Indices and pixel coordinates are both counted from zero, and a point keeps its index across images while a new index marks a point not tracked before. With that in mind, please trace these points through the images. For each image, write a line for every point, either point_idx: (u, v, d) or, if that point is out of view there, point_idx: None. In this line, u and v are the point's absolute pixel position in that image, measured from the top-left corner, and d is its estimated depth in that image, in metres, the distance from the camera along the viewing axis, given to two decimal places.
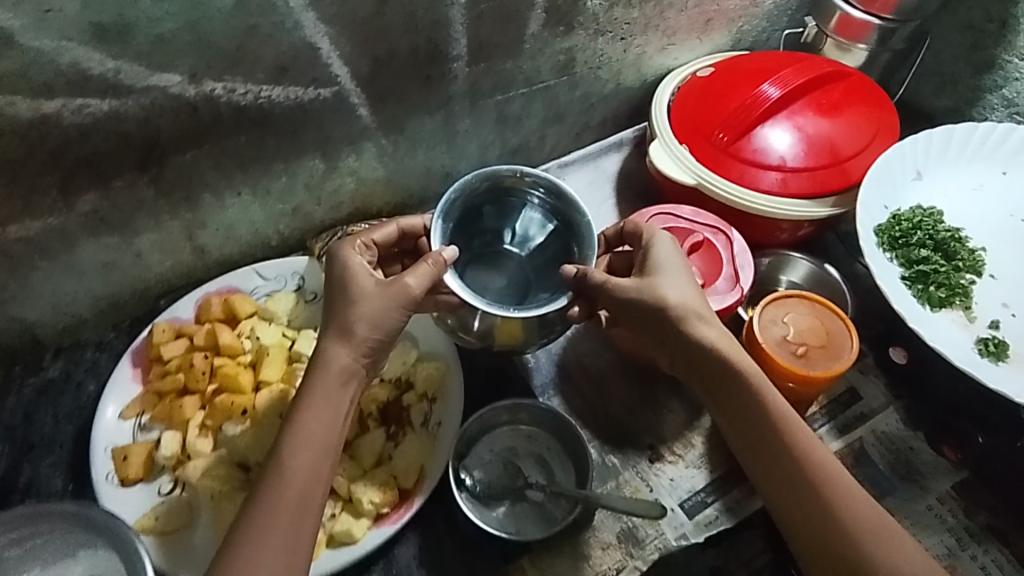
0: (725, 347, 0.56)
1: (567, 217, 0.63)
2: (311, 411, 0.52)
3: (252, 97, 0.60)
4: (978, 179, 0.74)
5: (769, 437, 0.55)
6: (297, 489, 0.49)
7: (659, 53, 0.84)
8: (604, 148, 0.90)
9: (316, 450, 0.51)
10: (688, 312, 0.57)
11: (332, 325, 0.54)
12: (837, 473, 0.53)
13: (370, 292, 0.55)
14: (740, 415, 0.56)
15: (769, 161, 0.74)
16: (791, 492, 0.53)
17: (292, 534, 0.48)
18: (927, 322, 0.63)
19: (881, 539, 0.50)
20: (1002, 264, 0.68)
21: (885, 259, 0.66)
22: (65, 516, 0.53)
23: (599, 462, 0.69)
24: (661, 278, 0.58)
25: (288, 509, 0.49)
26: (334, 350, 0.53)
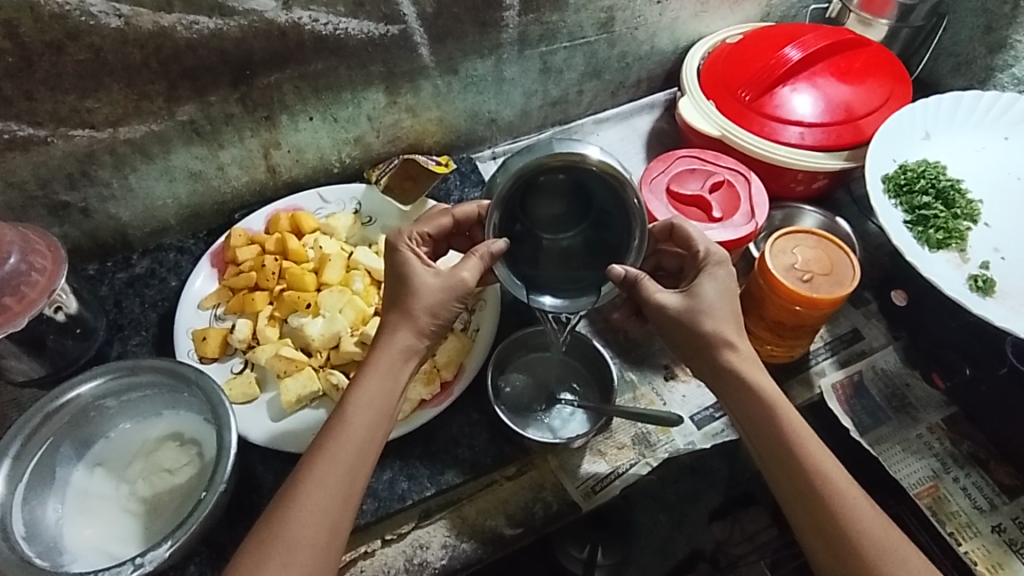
0: (748, 370, 0.58)
1: (627, 209, 0.60)
2: (367, 381, 0.57)
3: (332, 27, 0.68)
4: (982, 142, 0.80)
5: (783, 458, 0.56)
6: (328, 490, 0.53)
7: (692, 19, 0.92)
8: (638, 108, 0.98)
9: (377, 411, 0.56)
10: (718, 336, 0.58)
11: (393, 311, 0.59)
12: (851, 498, 0.55)
13: (430, 283, 0.59)
14: (757, 432, 0.58)
15: (789, 116, 0.81)
16: (801, 510, 0.56)
17: (351, 484, 0.54)
18: (924, 259, 0.70)
19: (887, 552, 0.53)
20: (997, 214, 0.75)
21: (889, 203, 0.73)
22: (158, 370, 0.61)
23: (618, 377, 0.76)
24: (698, 299, 0.59)
25: (349, 460, 0.55)
26: (397, 330, 0.58)
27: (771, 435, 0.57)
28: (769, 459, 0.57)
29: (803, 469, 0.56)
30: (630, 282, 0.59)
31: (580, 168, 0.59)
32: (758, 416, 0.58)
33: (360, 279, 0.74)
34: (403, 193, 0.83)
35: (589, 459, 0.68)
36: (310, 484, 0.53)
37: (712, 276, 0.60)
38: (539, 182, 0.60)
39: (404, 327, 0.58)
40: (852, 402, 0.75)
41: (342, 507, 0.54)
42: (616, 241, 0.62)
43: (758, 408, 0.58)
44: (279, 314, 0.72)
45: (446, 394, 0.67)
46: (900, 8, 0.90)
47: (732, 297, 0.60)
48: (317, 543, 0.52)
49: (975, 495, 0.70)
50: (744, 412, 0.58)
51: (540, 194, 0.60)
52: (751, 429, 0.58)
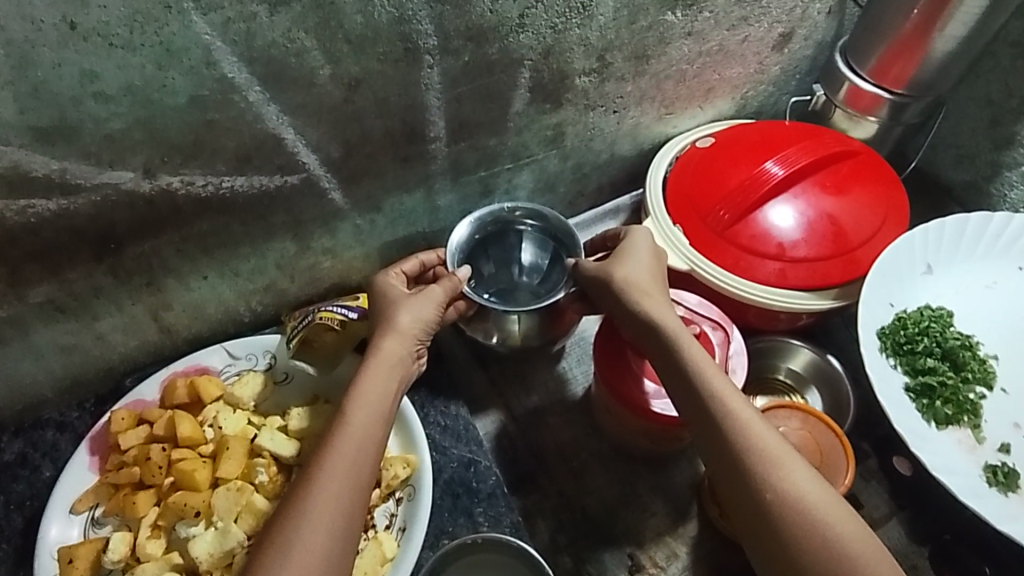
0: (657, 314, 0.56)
1: (554, 231, 0.73)
2: (382, 370, 0.55)
3: (213, 188, 0.57)
4: (992, 275, 0.68)
5: (695, 405, 0.51)
6: (352, 450, 0.50)
7: (657, 122, 0.80)
8: (601, 214, 0.87)
9: (386, 378, 0.55)
10: (629, 283, 0.58)
11: (379, 325, 0.59)
12: (796, 482, 0.47)
13: (404, 296, 0.60)
14: (669, 378, 0.54)
15: (767, 249, 0.70)
16: (720, 466, 0.49)
17: (361, 445, 0.50)
18: (931, 445, 0.58)
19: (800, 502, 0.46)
20: (1014, 375, 0.63)
21: (888, 367, 0.62)
22: None
23: (576, 574, 0.64)
24: (619, 260, 0.60)
25: (360, 426, 0.51)
26: (389, 340, 0.57)
27: (680, 373, 0.53)
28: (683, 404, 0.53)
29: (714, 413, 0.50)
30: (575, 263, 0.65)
31: (501, 229, 0.74)
32: (676, 376, 0.53)
33: (264, 470, 0.62)
34: (320, 347, 0.68)
35: None
36: (331, 464, 0.49)
37: (635, 238, 0.62)
38: (480, 259, 0.74)
39: (406, 326, 0.58)
40: None
41: (356, 460, 0.50)
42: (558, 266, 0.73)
43: (663, 350, 0.54)
44: (165, 522, 0.60)
45: None
46: (890, 106, 0.79)
47: (653, 260, 0.61)
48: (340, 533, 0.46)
49: None
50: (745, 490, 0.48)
51: (487, 261, 0.74)
52: (664, 376, 0.54)
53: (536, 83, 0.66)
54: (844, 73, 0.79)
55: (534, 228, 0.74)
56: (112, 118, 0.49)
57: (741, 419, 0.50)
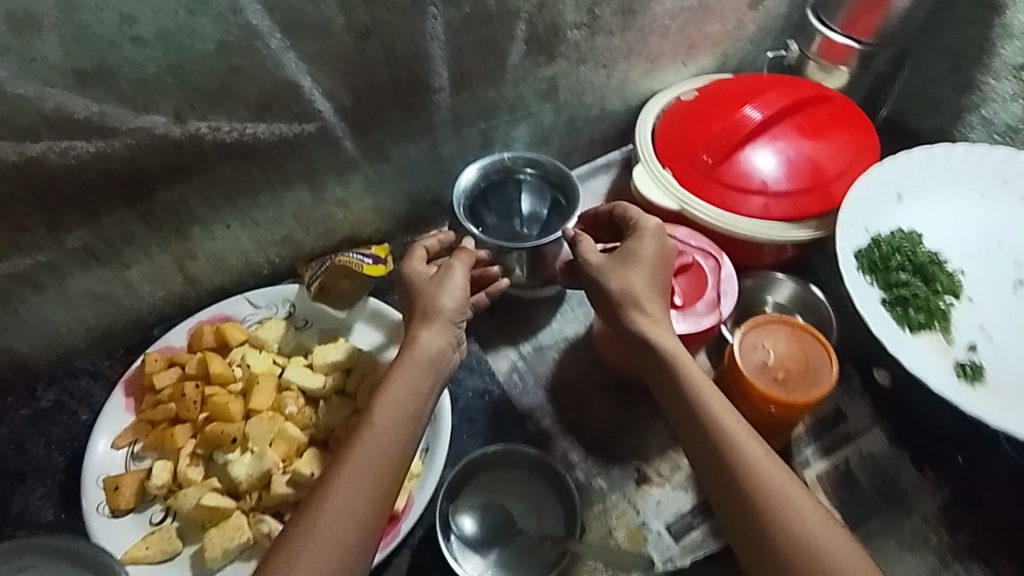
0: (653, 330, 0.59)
1: (551, 177, 0.79)
2: (406, 381, 0.56)
3: (236, 135, 0.61)
4: (958, 201, 0.74)
5: (691, 417, 0.55)
6: (373, 460, 0.52)
7: (644, 77, 0.86)
8: (593, 170, 0.92)
9: (409, 387, 0.56)
10: (626, 294, 0.61)
11: (415, 316, 0.61)
12: (779, 496, 0.50)
13: (426, 281, 0.63)
14: (668, 393, 0.58)
15: (751, 186, 0.75)
16: (710, 475, 0.53)
17: (381, 456, 0.52)
18: (907, 347, 0.64)
19: (779, 511, 0.50)
20: (979, 286, 0.69)
21: (864, 281, 0.67)
22: (79, 561, 0.53)
23: (586, 486, 0.69)
24: (623, 267, 0.62)
25: (380, 437, 0.53)
26: (425, 335, 0.59)
27: (675, 385, 0.57)
28: (679, 417, 0.57)
29: (705, 427, 0.54)
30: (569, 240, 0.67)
31: (502, 182, 0.79)
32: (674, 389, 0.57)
33: (292, 402, 0.67)
34: (336, 292, 0.74)
35: None
36: (347, 471, 0.51)
37: (640, 239, 0.64)
38: (483, 210, 0.78)
39: (432, 336, 0.59)
40: (840, 493, 0.69)
41: (375, 471, 0.52)
42: (556, 209, 0.78)
43: (659, 365, 0.58)
44: (203, 451, 0.64)
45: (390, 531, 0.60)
46: (859, 55, 0.85)
47: (660, 265, 0.63)
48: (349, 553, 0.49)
49: None
50: (733, 499, 0.52)
51: (491, 214, 0.78)
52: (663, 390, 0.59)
53: (532, 36, 0.71)
54: (816, 26, 0.85)
55: (531, 176, 0.79)
56: (146, 62, 0.53)
57: (739, 437, 0.53)
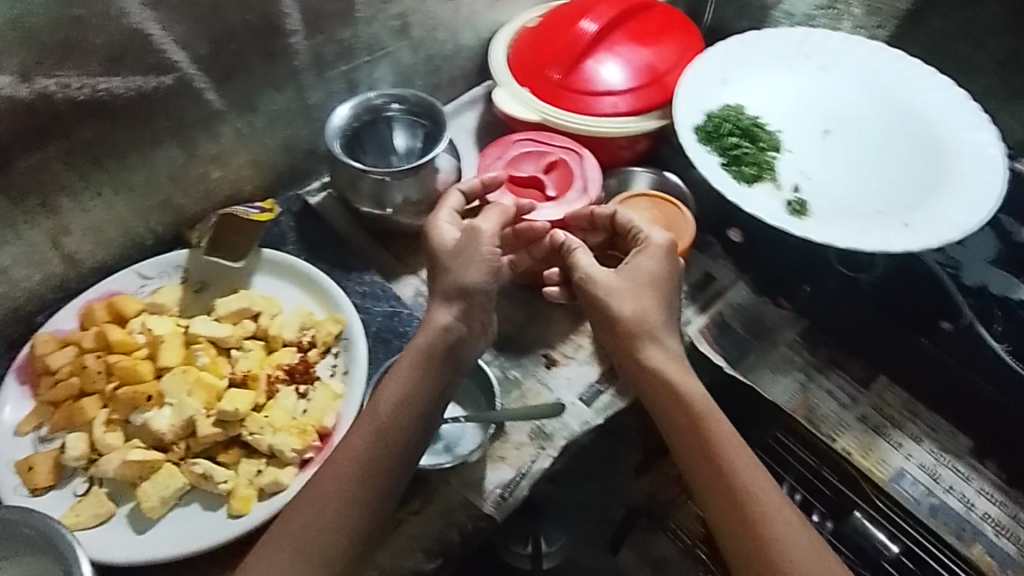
0: (621, 291, 0.63)
1: (418, 108, 0.83)
2: (408, 387, 0.59)
3: (91, 91, 0.61)
4: (772, 77, 0.86)
5: (653, 377, 0.61)
6: (355, 473, 0.56)
7: (489, 9, 0.92)
8: (460, 106, 0.95)
9: (397, 397, 0.59)
10: (602, 279, 0.64)
11: (437, 296, 0.63)
12: (729, 450, 0.57)
13: (451, 254, 0.64)
14: (625, 351, 0.62)
15: (599, 89, 0.84)
16: (669, 423, 0.59)
17: (363, 470, 0.56)
18: (744, 195, 0.75)
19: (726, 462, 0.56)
20: (798, 141, 0.81)
21: (702, 149, 0.78)
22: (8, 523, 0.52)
23: (501, 378, 0.75)
24: (611, 278, 0.64)
25: (365, 450, 0.57)
26: (431, 325, 0.61)
27: (632, 343, 0.62)
28: (635, 373, 0.62)
29: (672, 384, 0.60)
30: (564, 249, 0.68)
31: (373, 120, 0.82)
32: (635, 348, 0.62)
33: (204, 352, 0.67)
34: (228, 245, 0.75)
35: (492, 466, 0.68)
36: (325, 481, 0.56)
37: (643, 250, 0.65)
38: (361, 150, 0.81)
39: (440, 335, 0.60)
40: (718, 340, 0.79)
41: (358, 481, 0.56)
42: (429, 135, 0.82)
43: (617, 324, 0.63)
44: (118, 416, 0.64)
45: (326, 445, 0.63)
46: None
47: (656, 267, 0.64)
48: (329, 544, 0.54)
49: (839, 395, 0.77)
50: (689, 447, 0.58)
51: (369, 152, 0.81)
52: (620, 350, 0.63)
53: None
54: None
55: (400, 111, 0.82)
56: None
57: (694, 395, 0.59)
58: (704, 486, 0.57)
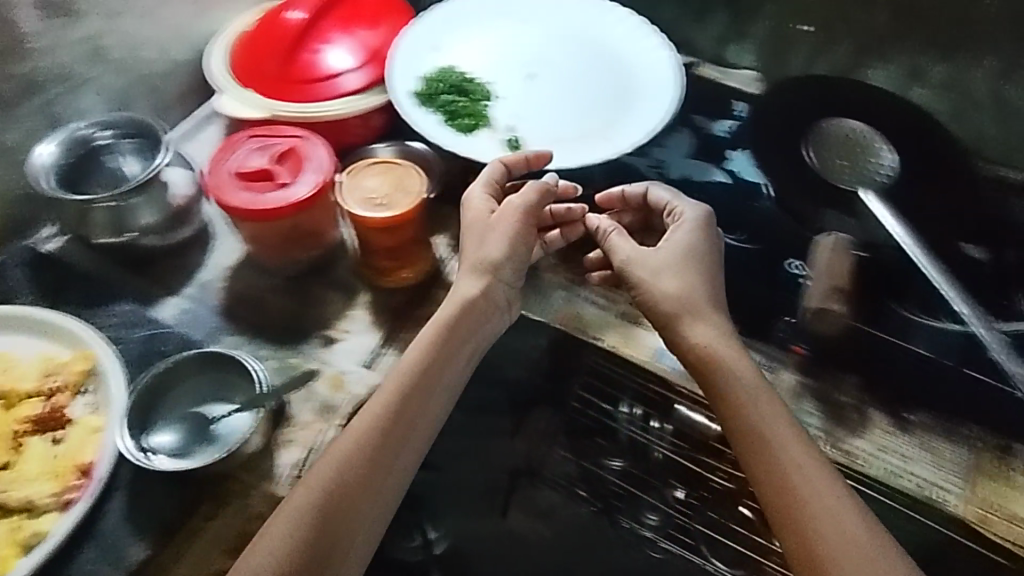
0: (714, 342, 0.67)
1: (129, 128, 0.83)
2: (435, 356, 0.68)
3: None
4: (479, 35, 0.92)
5: (722, 375, 0.65)
6: (365, 449, 0.63)
7: (197, 18, 0.94)
8: (202, 121, 0.94)
9: (406, 367, 0.67)
10: (680, 314, 0.69)
11: (469, 261, 0.75)
12: (782, 447, 0.61)
13: (493, 219, 0.75)
14: (686, 351, 0.68)
15: (319, 77, 0.87)
16: (728, 414, 0.64)
17: (377, 455, 0.63)
18: (461, 145, 0.81)
19: (764, 456, 0.61)
20: (509, 86, 0.87)
21: (420, 113, 0.83)
22: None
23: (280, 367, 0.77)
24: (664, 275, 0.71)
25: (375, 428, 0.64)
26: (463, 279, 0.74)
27: (700, 360, 0.67)
28: (703, 373, 0.67)
29: (731, 351, 0.67)
30: (599, 234, 0.77)
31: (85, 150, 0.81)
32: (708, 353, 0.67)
33: None
34: None
35: (283, 451, 0.69)
36: (328, 464, 0.62)
37: (679, 228, 0.74)
38: (78, 181, 0.79)
39: (466, 302, 0.72)
40: None
41: (365, 459, 0.62)
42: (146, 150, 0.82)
43: (701, 334, 0.68)
44: None
45: (87, 482, 0.65)
46: None
47: (697, 270, 0.71)
48: (333, 505, 0.60)
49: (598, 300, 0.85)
50: (749, 444, 0.62)
51: (87, 180, 0.80)
52: (712, 382, 0.66)
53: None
54: None
55: (111, 136, 0.82)
56: None
57: (744, 373, 0.65)
58: (754, 472, 0.61)
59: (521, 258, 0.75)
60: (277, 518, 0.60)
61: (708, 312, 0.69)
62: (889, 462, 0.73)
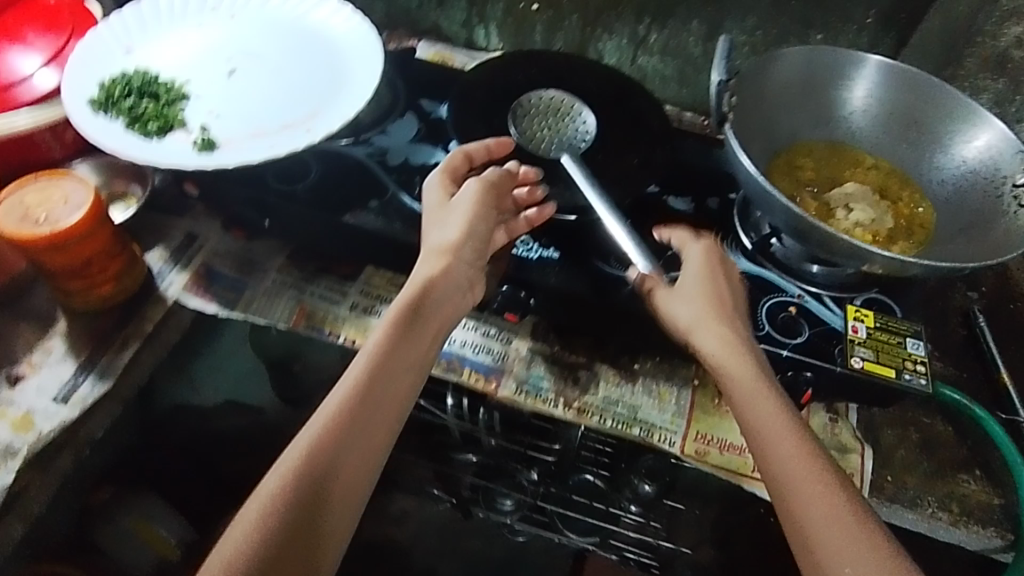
0: (727, 345, 0.66)
1: None
2: (399, 337, 0.67)
3: None
4: (180, 35, 0.89)
5: (738, 356, 0.65)
6: (314, 476, 0.59)
7: None
8: None
9: (365, 375, 0.64)
10: (691, 326, 0.68)
11: (430, 250, 0.72)
12: (766, 421, 0.62)
13: (453, 203, 0.75)
14: (695, 329, 0.68)
15: None
16: (733, 393, 0.64)
17: (318, 483, 0.59)
18: (148, 150, 0.76)
19: (773, 442, 0.60)
20: (204, 87, 0.85)
21: (101, 121, 0.77)
22: None
23: None
24: (693, 327, 0.68)
25: (317, 455, 0.60)
26: (425, 263, 0.72)
27: (727, 333, 0.67)
28: (717, 355, 0.66)
29: (733, 373, 0.65)
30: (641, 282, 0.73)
31: None
32: (705, 321, 0.68)
33: None
34: None
35: None
36: (277, 485, 0.58)
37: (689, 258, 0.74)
38: None
39: (430, 284, 0.70)
40: (206, 289, 0.85)
41: (315, 485, 0.59)
42: None
43: (712, 333, 0.67)
44: None
45: None
46: None
47: (718, 287, 0.70)
48: (271, 551, 0.56)
49: (330, 295, 0.86)
50: (756, 418, 0.62)
51: None
52: (706, 354, 0.67)
53: None
54: None
55: None
56: None
57: (750, 369, 0.65)
58: (767, 465, 0.60)
59: (484, 242, 0.74)
60: (250, 520, 0.57)
61: (688, 287, 0.71)
62: (616, 411, 0.80)
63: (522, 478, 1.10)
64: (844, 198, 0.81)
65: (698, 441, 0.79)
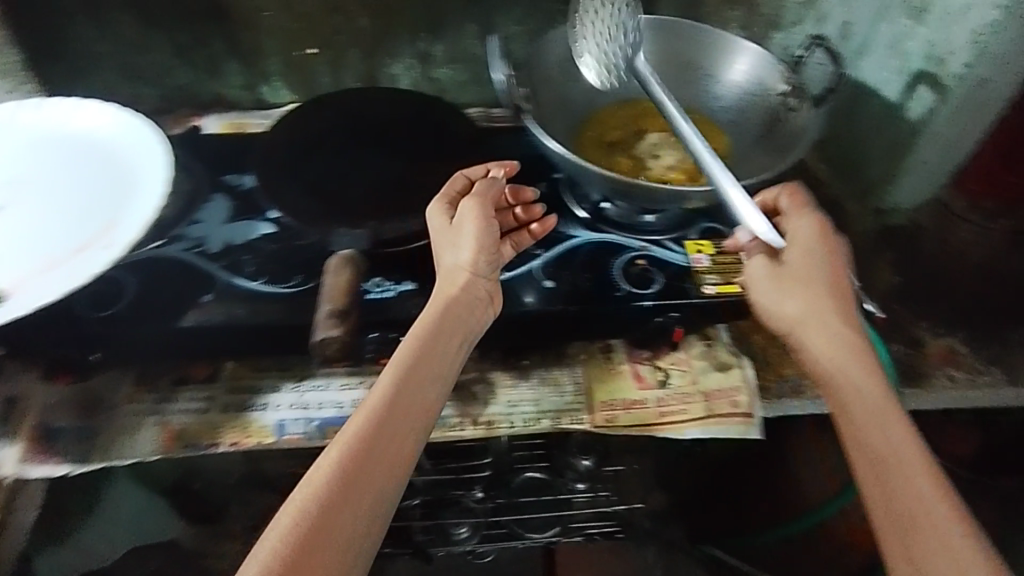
0: (815, 257, 0.67)
1: None
2: (433, 336, 0.63)
3: None
4: None
5: (834, 277, 0.65)
6: (360, 466, 0.52)
7: None
8: None
9: (407, 379, 0.59)
10: (786, 264, 0.67)
11: (444, 260, 0.72)
12: (844, 332, 0.62)
13: (460, 221, 0.73)
14: (806, 261, 0.66)
15: None
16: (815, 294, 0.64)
17: (363, 477, 0.52)
18: None
19: (856, 349, 0.60)
20: None
21: None
22: None
23: None
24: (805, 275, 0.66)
25: (361, 446, 0.53)
26: (450, 274, 0.70)
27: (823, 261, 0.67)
28: (804, 261, 0.66)
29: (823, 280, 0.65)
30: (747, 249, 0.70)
31: None
32: (813, 259, 0.66)
33: None
34: None
35: None
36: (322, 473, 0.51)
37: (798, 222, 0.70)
38: None
39: (453, 295, 0.68)
40: (47, 451, 0.75)
41: (361, 478, 0.52)
42: None
43: (805, 252, 0.67)
44: None
45: None
46: None
47: (829, 254, 0.67)
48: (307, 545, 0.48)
49: (191, 405, 0.79)
50: (834, 324, 0.62)
51: None
52: (807, 274, 0.65)
53: None
54: None
55: None
56: None
57: (840, 292, 0.65)
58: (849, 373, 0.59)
59: (494, 251, 0.72)
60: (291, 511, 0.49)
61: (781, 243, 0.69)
62: (521, 412, 0.81)
63: (468, 501, 1.07)
64: (653, 148, 0.87)
65: (604, 410, 0.81)
